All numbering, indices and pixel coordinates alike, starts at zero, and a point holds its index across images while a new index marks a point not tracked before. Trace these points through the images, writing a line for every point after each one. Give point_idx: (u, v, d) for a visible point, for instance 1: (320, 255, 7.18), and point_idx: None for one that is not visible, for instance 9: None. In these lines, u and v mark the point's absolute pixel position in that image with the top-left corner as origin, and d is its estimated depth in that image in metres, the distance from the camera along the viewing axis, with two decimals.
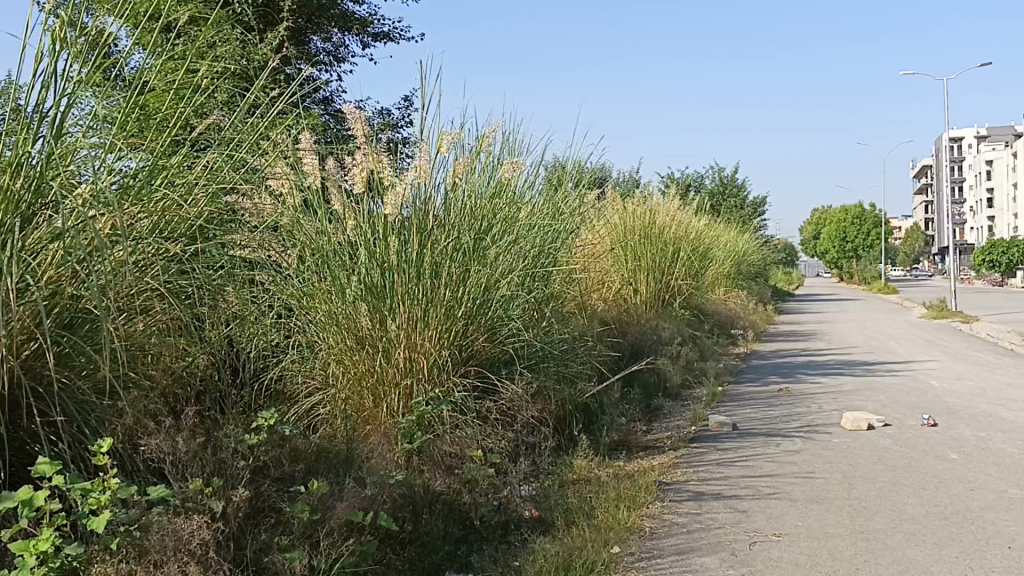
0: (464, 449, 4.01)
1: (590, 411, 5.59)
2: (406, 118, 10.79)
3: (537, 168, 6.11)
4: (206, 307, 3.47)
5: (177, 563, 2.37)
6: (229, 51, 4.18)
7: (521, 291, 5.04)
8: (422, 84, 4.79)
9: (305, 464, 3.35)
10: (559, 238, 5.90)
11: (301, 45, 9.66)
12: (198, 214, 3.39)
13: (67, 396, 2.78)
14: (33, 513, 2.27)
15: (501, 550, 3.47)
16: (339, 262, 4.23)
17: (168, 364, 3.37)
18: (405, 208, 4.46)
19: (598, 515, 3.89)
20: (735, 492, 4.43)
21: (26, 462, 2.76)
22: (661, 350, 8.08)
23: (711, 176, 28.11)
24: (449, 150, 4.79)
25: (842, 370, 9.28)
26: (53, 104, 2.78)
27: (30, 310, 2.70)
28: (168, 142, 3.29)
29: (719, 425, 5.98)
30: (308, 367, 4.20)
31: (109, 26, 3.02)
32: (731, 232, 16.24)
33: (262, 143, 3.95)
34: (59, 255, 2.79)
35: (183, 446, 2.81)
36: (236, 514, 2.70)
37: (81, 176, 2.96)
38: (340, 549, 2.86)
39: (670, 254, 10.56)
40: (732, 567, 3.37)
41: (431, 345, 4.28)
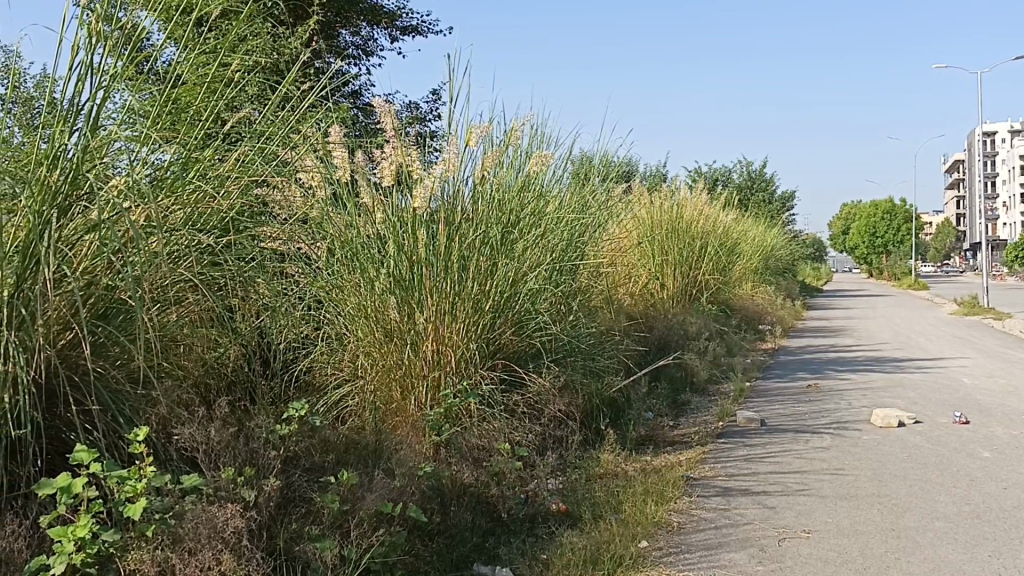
0: (492, 442, 4.01)
1: (617, 406, 5.59)
2: (433, 112, 10.81)
3: (566, 162, 6.09)
4: (238, 298, 3.51)
5: (211, 551, 2.38)
6: (261, 44, 4.21)
7: (548, 285, 5.04)
8: (451, 77, 4.80)
9: (335, 455, 3.39)
10: (586, 233, 5.90)
11: (330, 39, 9.67)
12: (230, 206, 3.43)
13: (102, 385, 2.82)
14: (71, 500, 2.31)
15: (529, 544, 3.48)
16: (367, 255, 4.25)
17: (200, 355, 3.40)
18: (433, 201, 4.48)
19: (625, 509, 3.88)
20: (763, 488, 4.41)
21: (62, 451, 2.79)
22: (688, 345, 8.05)
23: (739, 170, 27.89)
24: (478, 143, 4.79)
25: (872, 366, 9.19)
26: (89, 97, 2.81)
27: (66, 299, 2.75)
28: (201, 135, 3.32)
29: (746, 421, 5.95)
30: (336, 359, 4.22)
31: (143, 20, 3.05)
32: (758, 226, 16.11)
33: (293, 137, 3.98)
34: (94, 246, 2.82)
35: (216, 436, 2.85)
36: (268, 504, 2.73)
37: (116, 169, 3.00)
38: (370, 539, 2.86)
39: (697, 249, 10.51)
40: (761, 562, 3.36)
41: (459, 339, 4.30)
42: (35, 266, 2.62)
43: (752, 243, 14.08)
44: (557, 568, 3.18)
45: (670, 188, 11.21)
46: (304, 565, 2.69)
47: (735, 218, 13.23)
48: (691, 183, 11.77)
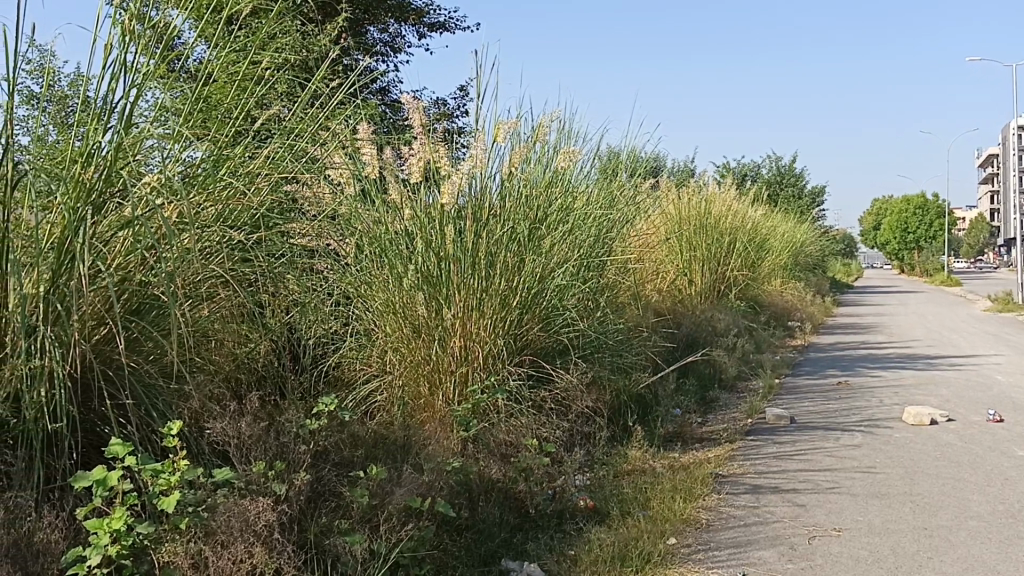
0: (520, 438, 4.01)
1: (644, 402, 5.57)
2: (461, 108, 10.83)
3: (593, 157, 6.08)
4: (269, 294, 3.55)
5: (243, 544, 2.41)
6: (291, 42, 4.24)
7: (576, 281, 5.03)
8: (478, 74, 4.80)
9: (364, 449, 3.41)
10: (613, 229, 5.88)
11: (358, 37, 9.71)
12: (260, 203, 3.46)
13: (135, 379, 2.86)
14: (106, 492, 2.34)
15: (557, 540, 3.49)
16: (395, 251, 4.28)
17: (231, 350, 3.43)
18: (461, 198, 4.48)
19: (654, 506, 3.87)
20: (793, 485, 4.37)
21: (96, 444, 2.83)
22: (716, 341, 8.01)
23: (768, 165, 27.66)
24: (505, 140, 4.80)
25: (904, 363, 9.08)
26: (122, 95, 2.85)
27: (101, 295, 2.80)
28: (232, 132, 3.35)
29: (776, 419, 5.91)
30: (365, 354, 4.27)
31: (174, 18, 3.08)
32: (787, 221, 15.97)
33: (322, 134, 4.00)
34: (128, 242, 2.87)
35: (247, 430, 2.89)
36: (298, 497, 2.76)
37: (148, 166, 3.04)
38: (399, 534, 2.87)
39: (725, 245, 10.44)
40: (791, 560, 3.34)
41: (487, 335, 4.30)
42: (70, 262, 2.66)
43: (780, 239, 13.97)
44: (586, 564, 3.18)
45: (698, 184, 11.14)
46: (334, 558, 2.72)
47: (763, 213, 13.12)
48: (719, 178, 11.69)
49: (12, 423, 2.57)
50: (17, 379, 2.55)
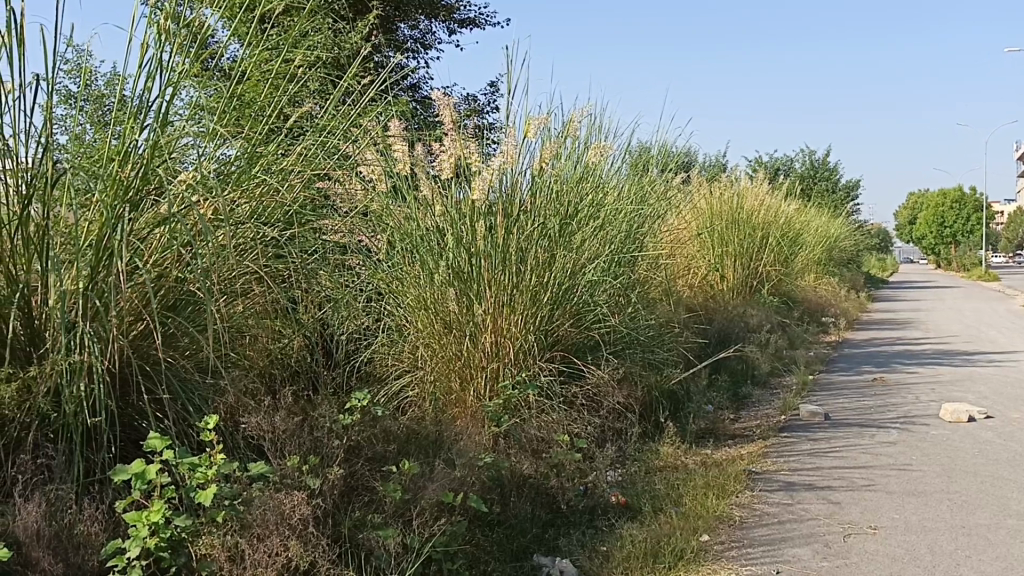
0: (552, 434, 4.00)
1: (676, 398, 5.53)
2: (491, 104, 10.85)
3: (624, 153, 6.05)
4: (302, 290, 3.58)
5: (278, 538, 2.44)
6: (323, 40, 4.27)
7: (607, 277, 5.02)
8: (509, 70, 4.79)
9: (397, 444, 3.43)
10: (645, 224, 5.86)
11: (389, 33, 9.73)
12: (293, 200, 3.49)
13: (172, 374, 2.91)
14: (145, 486, 2.37)
15: (589, 536, 3.49)
16: (427, 247, 4.30)
17: (265, 346, 3.47)
18: (492, 193, 4.48)
19: (686, 502, 3.85)
20: (827, 482, 4.33)
21: (135, 439, 2.87)
22: (749, 337, 7.95)
23: (801, 159, 27.36)
24: (536, 135, 4.79)
25: (941, 359, 8.94)
26: (158, 94, 2.88)
27: (139, 291, 2.84)
28: (265, 130, 3.38)
29: (810, 415, 5.85)
30: (397, 350, 4.30)
31: (208, 17, 3.11)
32: (821, 216, 15.79)
33: (354, 131, 4.03)
34: (164, 239, 2.92)
35: (282, 425, 2.92)
36: (332, 491, 2.79)
37: (184, 164, 3.08)
38: (431, 528, 2.88)
39: (758, 240, 10.36)
40: (826, 558, 3.30)
41: (518, 330, 4.29)
42: (109, 259, 2.70)
43: (814, 234, 13.81)
44: (618, 560, 3.17)
45: (730, 178, 11.05)
46: (367, 552, 2.73)
47: (797, 208, 12.98)
48: (752, 172, 11.59)
49: (52, 417, 2.61)
50: (58, 374, 2.59)
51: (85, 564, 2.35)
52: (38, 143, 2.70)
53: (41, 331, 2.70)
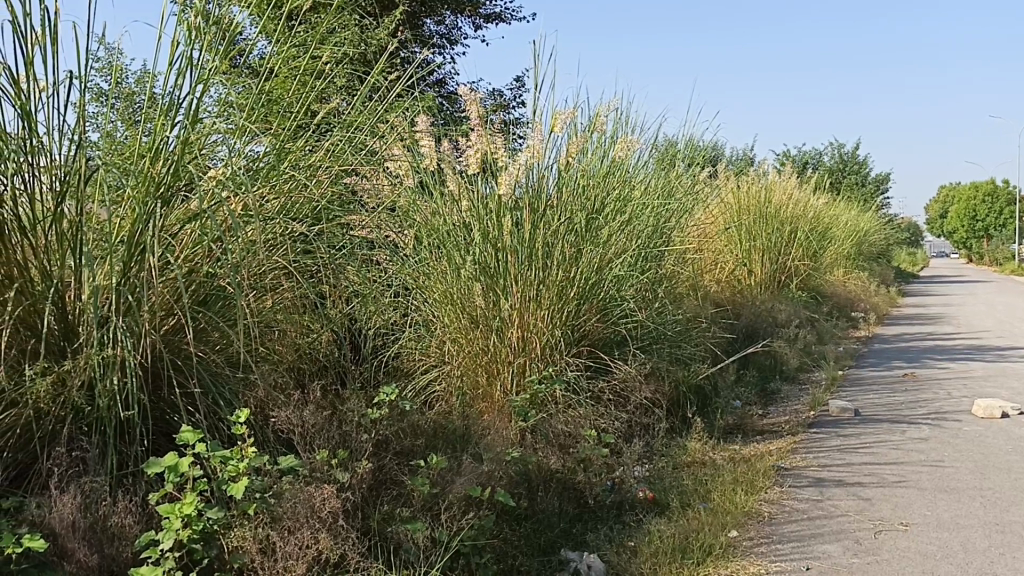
0: (579, 429, 4.00)
1: (704, 394, 5.50)
2: (517, 99, 10.85)
3: (650, 147, 6.02)
4: (330, 285, 3.61)
5: (309, 531, 2.46)
6: (350, 37, 4.28)
7: (634, 272, 5.01)
8: (535, 65, 4.78)
9: (425, 439, 3.45)
10: (671, 219, 5.83)
11: (416, 29, 9.75)
12: (322, 196, 3.51)
13: (203, 368, 2.94)
14: (178, 478, 2.40)
15: (617, 531, 3.49)
16: (453, 242, 4.33)
17: (294, 341, 3.50)
18: (518, 188, 4.48)
19: (714, 497, 3.83)
20: (858, 479, 4.29)
21: (167, 432, 2.90)
22: (777, 332, 7.88)
23: (830, 152, 27.06)
24: (562, 130, 4.78)
25: (974, 355, 8.82)
26: (188, 91, 2.91)
27: (170, 286, 2.87)
28: (293, 126, 3.40)
29: (840, 411, 5.79)
30: (424, 344, 4.32)
31: (237, 14, 3.13)
32: (850, 210, 15.63)
33: (381, 127, 4.04)
34: (195, 235, 2.95)
35: (311, 419, 2.94)
36: (361, 485, 2.81)
37: (213, 161, 3.10)
38: (460, 522, 2.89)
39: (786, 234, 10.27)
40: (857, 555, 3.28)
41: (544, 325, 4.29)
42: (141, 255, 2.74)
43: (843, 227, 13.66)
44: (646, 555, 3.16)
45: (758, 171, 10.96)
46: (396, 545, 2.75)
47: (825, 201, 12.85)
48: (780, 166, 11.48)
49: (86, 410, 2.65)
50: (91, 368, 2.62)
51: (119, 556, 2.39)
52: (71, 140, 2.73)
53: (74, 326, 2.73)
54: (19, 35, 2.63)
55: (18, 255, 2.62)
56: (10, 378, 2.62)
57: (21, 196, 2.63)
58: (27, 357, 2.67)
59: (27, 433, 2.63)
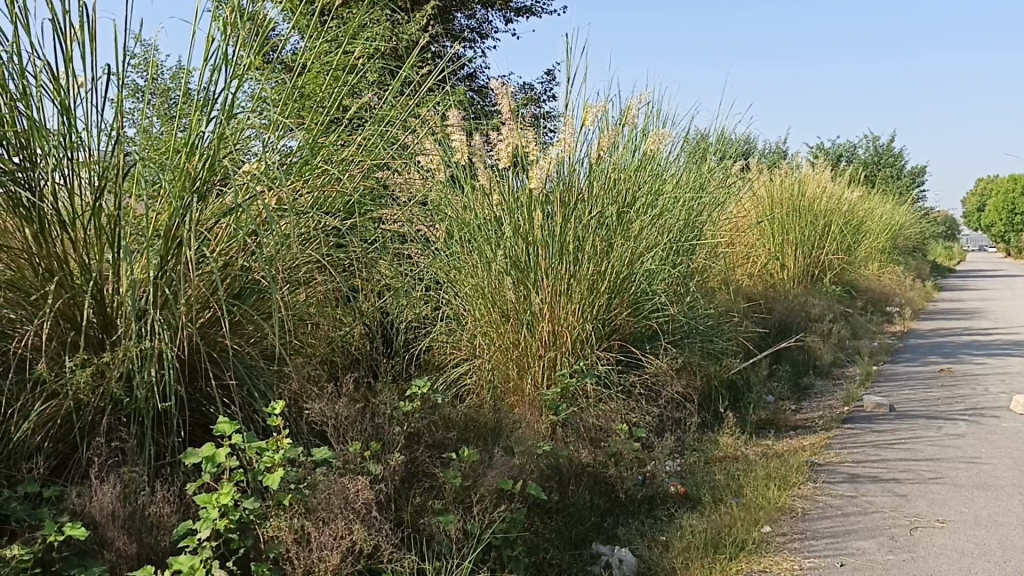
0: (610, 423, 3.99)
1: (736, 388, 5.47)
2: (548, 91, 10.84)
3: (681, 140, 5.98)
4: (362, 279, 3.65)
5: (343, 521, 2.48)
6: (381, 32, 4.30)
7: (665, 267, 4.99)
8: (567, 58, 4.77)
9: (457, 431, 3.46)
10: (703, 212, 5.79)
11: (447, 22, 9.75)
12: (354, 190, 3.54)
13: (238, 361, 2.98)
14: (215, 469, 2.43)
15: (649, 525, 3.48)
16: (484, 237, 4.35)
17: (326, 333, 3.53)
18: (549, 182, 4.47)
19: (747, 492, 3.81)
20: (893, 475, 4.24)
21: (203, 423, 2.93)
22: (811, 327, 7.81)
23: (864, 145, 26.72)
24: (594, 123, 4.76)
25: (1013, 350, 8.66)
26: (223, 87, 2.94)
27: (207, 279, 2.91)
28: (326, 121, 3.42)
29: (874, 406, 5.72)
30: (455, 338, 4.35)
31: (270, 10, 3.15)
32: (885, 203, 15.40)
33: (413, 121, 4.06)
34: (231, 229, 2.99)
35: (344, 411, 2.96)
36: (394, 477, 2.83)
37: (248, 155, 3.13)
38: (491, 514, 2.90)
39: (820, 227, 10.16)
40: (892, 551, 3.24)
41: (575, 319, 4.28)
42: (178, 248, 2.78)
43: (877, 220, 13.48)
44: (677, 550, 3.15)
45: (792, 163, 10.83)
46: (428, 537, 2.77)
47: (860, 194, 12.68)
48: (813, 158, 11.35)
49: (124, 402, 2.69)
50: (129, 360, 2.66)
51: (158, 545, 2.41)
52: (109, 135, 2.77)
53: (113, 319, 2.77)
54: (59, 32, 2.67)
55: (58, 248, 2.68)
56: (51, 369, 2.67)
57: (60, 190, 2.67)
58: (67, 349, 2.71)
59: (67, 423, 2.68)
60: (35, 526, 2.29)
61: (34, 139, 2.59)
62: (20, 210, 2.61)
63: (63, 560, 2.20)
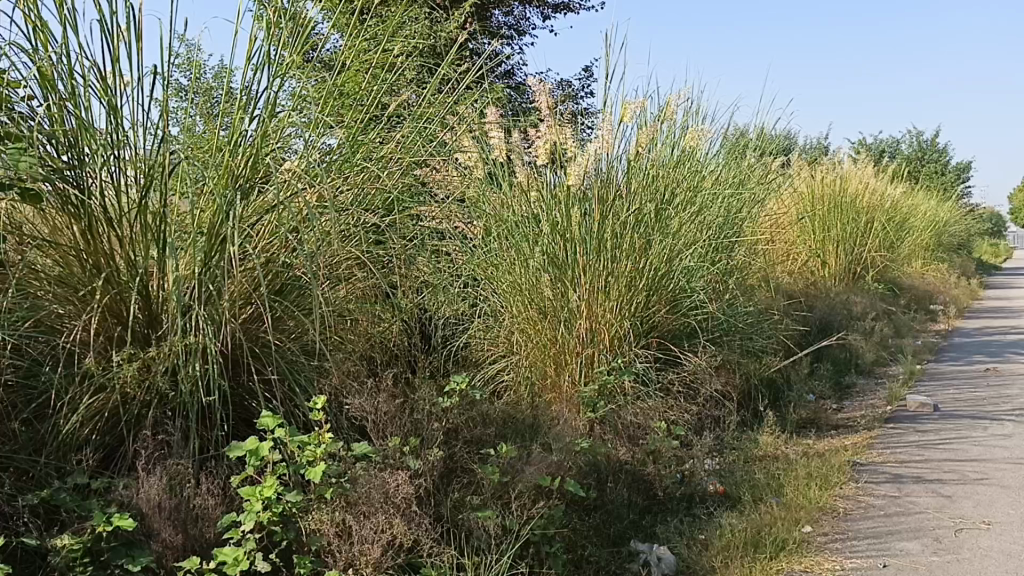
0: (648, 420, 3.98)
1: (776, 387, 5.42)
2: (586, 88, 10.83)
3: (720, 136, 5.93)
4: (400, 275, 3.67)
5: (384, 516, 2.50)
6: (420, 31, 4.31)
7: (704, 264, 4.95)
8: (605, 54, 4.75)
9: (496, 428, 3.46)
10: (743, 209, 5.74)
11: (485, 20, 9.76)
12: (394, 187, 3.56)
13: (279, 356, 3.02)
14: (259, 462, 2.47)
15: (688, 523, 3.45)
16: (521, 234, 4.36)
17: (366, 330, 3.56)
18: (587, 179, 4.46)
19: (787, 492, 3.77)
20: (938, 475, 4.16)
21: (246, 417, 2.97)
22: (852, 326, 7.70)
23: (907, 141, 26.28)
24: (632, 120, 4.74)
25: None
26: (266, 86, 2.98)
27: (249, 275, 2.95)
28: (365, 119, 3.45)
29: (918, 406, 5.63)
30: (493, 334, 4.37)
31: (311, 9, 3.17)
32: (929, 200, 15.13)
33: (451, 119, 4.07)
34: (273, 225, 3.03)
35: (384, 407, 2.98)
36: (433, 472, 2.85)
37: (288, 153, 3.17)
38: (530, 511, 2.90)
39: (862, 224, 10.02)
40: (936, 553, 3.19)
41: (613, 317, 4.27)
42: (221, 244, 2.82)
43: (921, 218, 13.26)
44: (717, 549, 3.13)
45: (833, 159, 10.69)
46: (467, 532, 2.78)
47: (903, 190, 12.47)
48: (856, 154, 11.18)
49: (170, 395, 2.73)
50: (174, 355, 2.71)
51: (202, 536, 2.45)
52: (154, 134, 2.82)
53: (158, 314, 2.82)
54: (105, 32, 2.72)
55: (104, 245, 2.73)
56: (99, 364, 2.72)
57: (108, 188, 2.72)
58: (114, 344, 2.76)
59: (114, 417, 2.73)
60: (84, 517, 2.33)
61: (82, 137, 2.64)
62: (68, 208, 2.66)
63: (113, 550, 2.24)
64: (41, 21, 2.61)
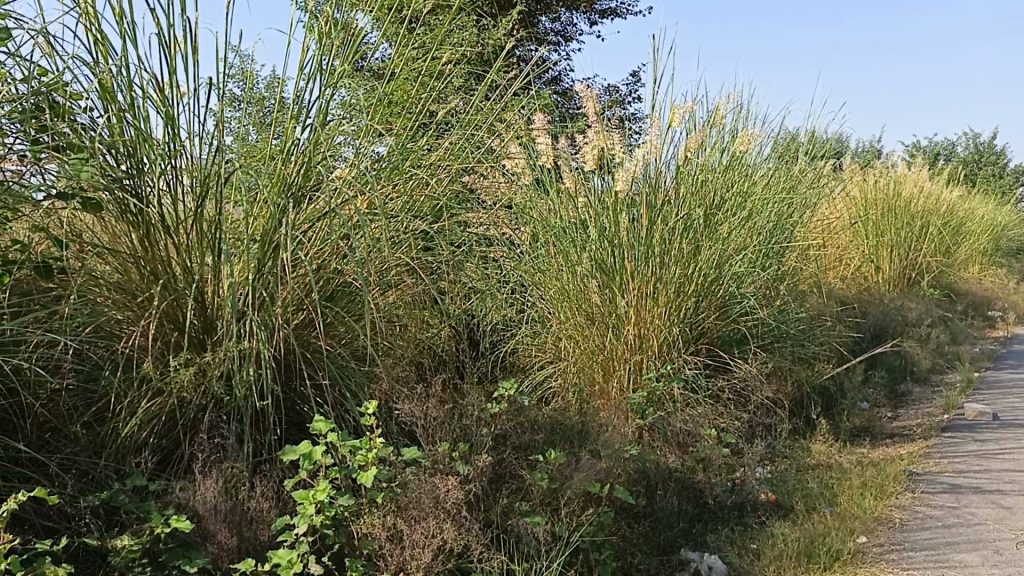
0: (698, 428, 3.95)
1: (828, 394, 5.33)
2: (634, 93, 10.77)
3: (772, 140, 5.84)
4: (448, 282, 3.70)
5: (435, 520, 2.51)
6: (468, 37, 4.31)
7: (754, 269, 4.88)
8: (654, 58, 4.70)
9: (545, 433, 3.46)
10: (793, 214, 5.65)
11: (532, 28, 9.76)
12: (442, 194, 3.59)
13: (330, 361, 3.06)
14: (312, 466, 2.50)
15: (739, 531, 3.40)
16: (569, 240, 4.36)
17: (415, 336, 3.59)
18: (635, 183, 4.40)
19: (841, 502, 3.71)
20: (999, 485, 4.05)
21: (298, 422, 3.02)
22: (907, 333, 7.54)
23: (963, 143, 25.66)
24: (681, 124, 4.69)
25: None
26: (317, 95, 3.02)
27: (302, 281, 3.00)
28: (414, 127, 3.48)
29: (977, 414, 5.48)
30: (541, 340, 4.46)
31: (361, 18, 3.21)
32: (987, 204, 14.73)
33: (499, 125, 4.07)
34: (325, 231, 3.07)
35: (433, 411, 3.01)
36: (482, 477, 2.86)
37: (340, 160, 3.21)
38: (579, 518, 2.90)
39: (917, 229, 9.80)
40: (997, 566, 3.10)
41: (662, 322, 4.23)
42: (274, 251, 2.87)
43: (978, 222, 12.91)
44: (768, 559, 3.10)
45: (887, 163, 10.46)
46: (516, 538, 2.78)
47: (959, 194, 12.18)
48: (910, 156, 10.93)
49: (225, 400, 2.78)
50: (229, 359, 2.76)
51: (256, 538, 2.50)
52: (210, 143, 2.87)
53: (213, 320, 2.88)
54: (162, 44, 2.78)
55: (162, 252, 2.78)
56: (157, 368, 2.78)
57: (165, 197, 2.77)
58: (171, 349, 2.83)
59: (171, 420, 2.79)
60: (142, 518, 2.39)
61: (141, 146, 2.69)
62: (128, 216, 2.72)
63: (170, 551, 2.30)
64: (102, 35, 2.68)
